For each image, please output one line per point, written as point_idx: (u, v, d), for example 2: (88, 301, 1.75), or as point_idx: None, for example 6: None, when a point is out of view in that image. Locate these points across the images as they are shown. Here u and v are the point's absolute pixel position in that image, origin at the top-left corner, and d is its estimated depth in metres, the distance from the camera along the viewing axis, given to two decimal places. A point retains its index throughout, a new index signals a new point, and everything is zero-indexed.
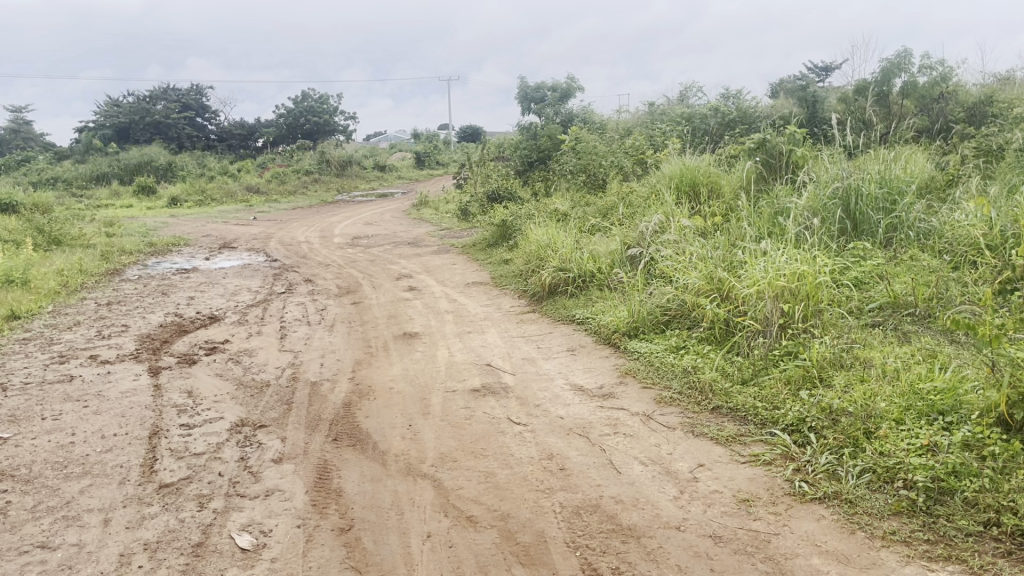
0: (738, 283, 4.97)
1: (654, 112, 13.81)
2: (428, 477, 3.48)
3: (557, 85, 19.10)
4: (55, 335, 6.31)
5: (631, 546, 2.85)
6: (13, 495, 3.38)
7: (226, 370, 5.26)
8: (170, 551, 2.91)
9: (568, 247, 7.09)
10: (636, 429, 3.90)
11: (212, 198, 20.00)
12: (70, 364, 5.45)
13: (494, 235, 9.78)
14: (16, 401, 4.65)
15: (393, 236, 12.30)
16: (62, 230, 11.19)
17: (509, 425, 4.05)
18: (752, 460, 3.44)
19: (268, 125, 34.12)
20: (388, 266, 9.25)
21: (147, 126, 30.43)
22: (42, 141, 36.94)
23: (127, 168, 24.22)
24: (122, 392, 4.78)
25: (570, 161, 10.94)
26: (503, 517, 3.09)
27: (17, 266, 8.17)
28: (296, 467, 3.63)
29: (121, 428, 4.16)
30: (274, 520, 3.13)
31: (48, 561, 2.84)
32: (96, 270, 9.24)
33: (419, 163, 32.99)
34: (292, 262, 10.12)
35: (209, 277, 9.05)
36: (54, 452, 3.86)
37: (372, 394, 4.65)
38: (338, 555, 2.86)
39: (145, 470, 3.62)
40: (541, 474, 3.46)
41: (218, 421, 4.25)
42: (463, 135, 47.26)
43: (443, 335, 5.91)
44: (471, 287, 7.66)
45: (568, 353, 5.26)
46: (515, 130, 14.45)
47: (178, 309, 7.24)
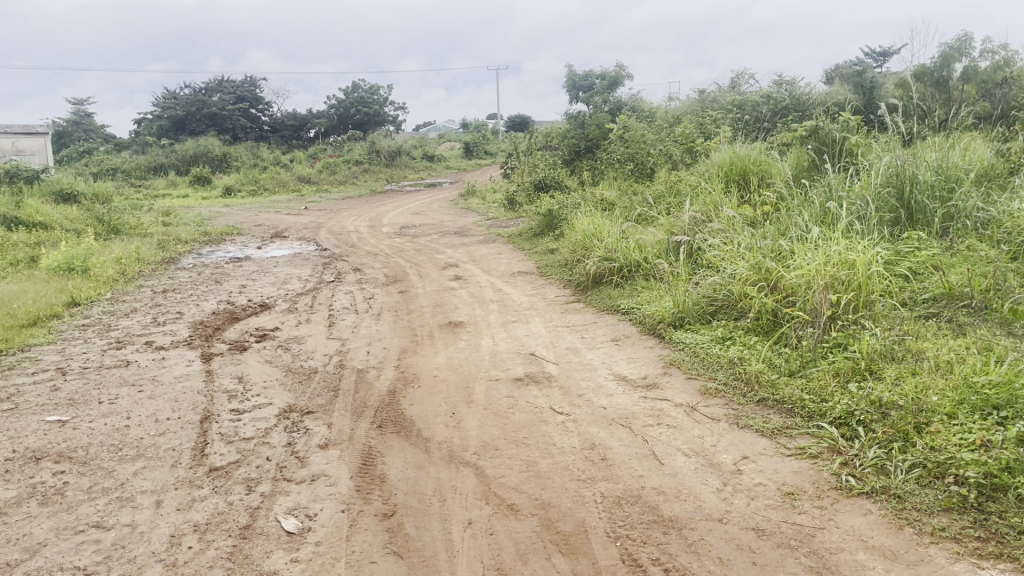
0: (786, 272, 4.90)
1: (704, 100, 13.62)
2: (471, 464, 3.51)
3: (606, 73, 18.99)
4: (113, 321, 6.51)
5: (671, 537, 2.83)
6: (70, 476, 3.50)
7: (276, 357, 5.36)
8: (219, 532, 2.98)
9: (614, 236, 7.04)
10: (680, 420, 3.87)
11: (265, 188, 20.37)
12: (127, 349, 5.61)
13: (541, 225, 9.74)
14: (75, 385, 4.81)
15: (441, 225, 12.39)
16: (121, 219, 11.53)
17: (552, 414, 4.05)
18: (798, 453, 3.39)
19: (319, 116, 34.62)
20: (435, 256, 9.31)
21: (203, 117, 31.12)
22: (104, 134, 37.99)
23: (184, 159, 24.80)
24: (174, 377, 4.91)
25: (618, 150, 10.82)
26: (544, 506, 3.10)
27: (78, 254, 8.44)
28: (342, 453, 3.69)
29: (174, 412, 4.28)
30: (319, 504, 3.19)
31: (102, 540, 2.93)
32: (154, 258, 9.51)
33: (468, 152, 33.10)
34: (342, 251, 10.27)
35: (261, 266, 9.22)
36: (110, 435, 3.98)
37: (416, 382, 4.70)
38: (380, 540, 2.90)
39: (196, 454, 3.71)
40: (583, 463, 3.46)
41: (267, 407, 4.34)
42: (514, 125, 47.26)
43: (487, 324, 5.94)
44: (516, 277, 7.68)
45: (612, 344, 5.24)
46: (564, 119, 14.38)
47: (231, 297, 7.41)
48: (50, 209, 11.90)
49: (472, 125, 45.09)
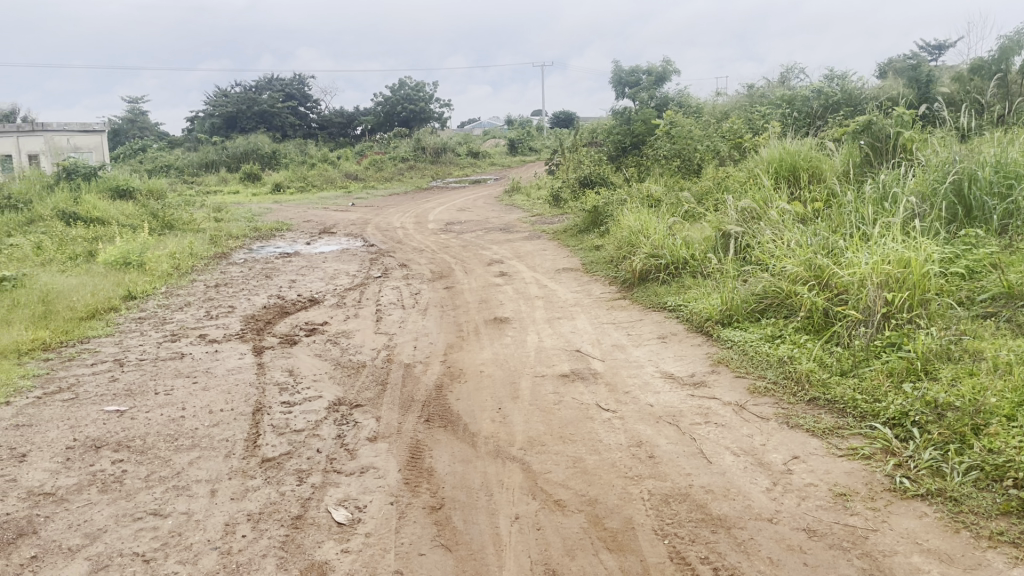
0: (839, 270, 4.82)
1: (753, 95, 13.43)
2: (517, 460, 3.53)
3: (652, 68, 18.86)
4: (168, 314, 6.68)
5: (721, 536, 2.81)
6: (129, 465, 3.60)
7: (325, 351, 5.45)
8: (272, 522, 3.04)
9: (661, 233, 6.99)
10: (728, 419, 3.83)
11: (313, 185, 20.66)
12: (182, 342, 5.75)
13: (586, 221, 9.71)
14: (133, 376, 4.95)
15: (485, 222, 12.44)
16: (175, 215, 11.80)
17: (598, 411, 4.04)
18: (850, 454, 3.34)
19: (366, 114, 34.98)
20: (480, 252, 9.35)
21: (253, 115, 31.66)
22: (158, 132, 38.88)
23: (234, 156, 25.28)
24: (227, 370, 5.02)
25: (664, 146, 10.72)
26: (591, 502, 3.10)
27: (134, 250, 8.66)
28: (390, 446, 3.74)
29: (227, 404, 4.38)
30: (368, 496, 3.23)
31: (160, 527, 3.01)
32: (206, 253, 9.71)
33: (513, 149, 33.11)
34: (388, 247, 10.37)
35: (310, 261, 9.35)
36: (166, 425, 4.09)
37: (463, 377, 4.73)
38: (429, 533, 2.93)
39: (249, 445, 3.79)
40: (630, 461, 3.45)
41: (317, 400, 4.41)
42: (558, 122, 47.14)
43: (533, 320, 5.95)
44: (561, 273, 7.67)
45: (659, 341, 5.21)
46: (610, 116, 14.31)
47: (281, 292, 7.54)
48: (108, 205, 12.23)
49: (517, 122, 45.11)
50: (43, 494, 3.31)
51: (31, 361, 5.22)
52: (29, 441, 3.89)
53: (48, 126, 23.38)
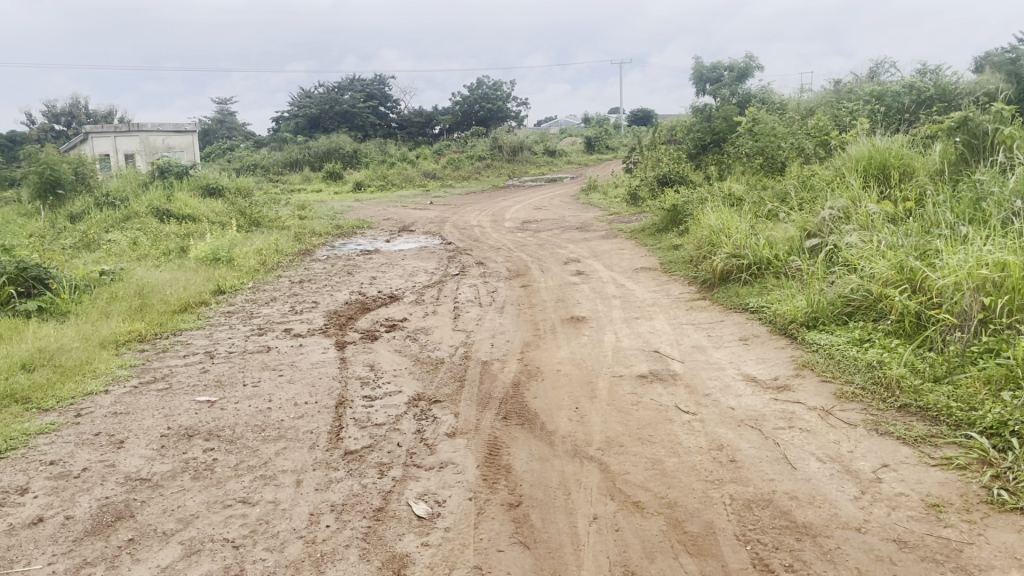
0: (932, 273, 4.64)
1: (840, 91, 13.03)
2: (595, 459, 3.51)
3: (735, 64, 18.51)
4: (255, 309, 6.90)
5: (805, 544, 2.74)
6: (219, 453, 3.74)
7: (405, 347, 5.54)
8: (354, 513, 3.11)
9: (743, 233, 6.85)
10: (813, 424, 3.73)
11: (393, 183, 21.00)
12: (268, 336, 5.93)
13: (664, 220, 9.58)
14: (222, 368, 5.13)
15: (562, 220, 12.43)
16: (262, 213, 12.18)
17: (677, 413, 3.99)
18: (944, 464, 3.21)
19: (444, 113, 35.37)
20: (557, 250, 9.34)
21: (336, 115, 32.38)
22: (246, 131, 40.19)
23: (317, 155, 25.92)
24: (311, 363, 5.15)
25: (747, 143, 10.49)
26: (670, 505, 3.06)
27: (223, 246, 8.98)
28: (468, 442, 3.77)
29: (311, 396, 4.50)
30: (447, 491, 3.27)
31: (248, 515, 3.11)
32: (291, 250, 9.99)
33: (590, 147, 32.93)
34: (466, 244, 10.48)
35: (389, 259, 9.52)
36: (254, 416, 4.22)
37: (540, 376, 4.74)
38: (507, 530, 2.94)
39: (332, 437, 3.89)
40: (711, 464, 3.39)
41: (397, 395, 4.49)
42: (636, 119, 46.72)
43: (610, 320, 5.91)
44: (639, 272, 7.60)
45: (740, 343, 5.10)
46: (690, 112, 14.09)
47: (362, 288, 7.70)
48: (199, 202, 12.70)
49: (594, 120, 44.89)
50: (139, 480, 3.46)
51: (128, 352, 5.47)
52: (127, 428, 4.08)
53: (143, 127, 24.46)
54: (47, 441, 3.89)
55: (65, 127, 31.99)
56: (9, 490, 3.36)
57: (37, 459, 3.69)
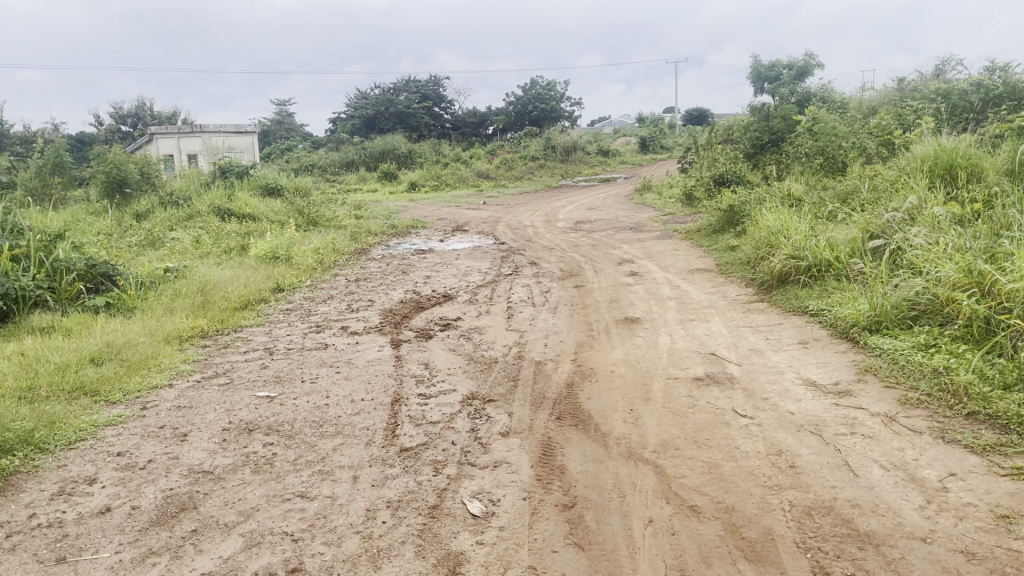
0: (1003, 277, 4.49)
1: (903, 89, 12.70)
2: (651, 462, 3.48)
3: (794, 63, 18.17)
4: (312, 307, 7.02)
5: (869, 553, 2.67)
6: (278, 448, 3.81)
7: (459, 346, 5.57)
8: (410, 510, 3.14)
9: (802, 234, 6.72)
10: (876, 430, 3.64)
11: (446, 184, 21.15)
12: (326, 333, 6.03)
13: (721, 220, 9.45)
14: (281, 364, 5.23)
15: (616, 221, 12.36)
16: (319, 212, 12.39)
17: (735, 417, 3.93)
18: (1014, 474, 3.09)
19: (498, 113, 35.48)
20: (611, 251, 9.30)
21: (391, 116, 32.75)
22: (303, 133, 40.91)
23: (373, 156, 26.26)
24: (367, 361, 5.22)
25: (806, 143, 10.29)
26: (727, 510, 3.02)
27: (282, 245, 9.15)
28: (522, 442, 3.77)
29: (368, 394, 4.55)
30: (502, 490, 3.28)
31: (307, 509, 3.17)
32: (347, 249, 10.13)
33: (644, 146, 32.67)
34: (519, 245, 10.49)
35: (443, 258, 9.58)
36: (312, 412, 4.30)
37: (594, 376, 4.72)
38: (562, 531, 2.94)
39: (388, 434, 3.93)
40: (769, 469, 3.34)
41: (451, 393, 4.52)
42: (691, 118, 46.20)
43: (665, 321, 5.86)
44: (695, 274, 7.52)
45: (800, 346, 5.01)
46: (747, 111, 13.87)
47: (416, 287, 7.77)
48: (259, 202, 12.97)
49: (649, 119, 44.53)
50: (202, 472, 3.55)
51: (191, 347, 5.61)
52: (190, 422, 4.18)
53: (205, 128, 25.10)
54: (115, 433, 4.02)
55: (131, 128, 32.99)
56: (79, 480, 3.48)
57: (105, 449, 3.81)
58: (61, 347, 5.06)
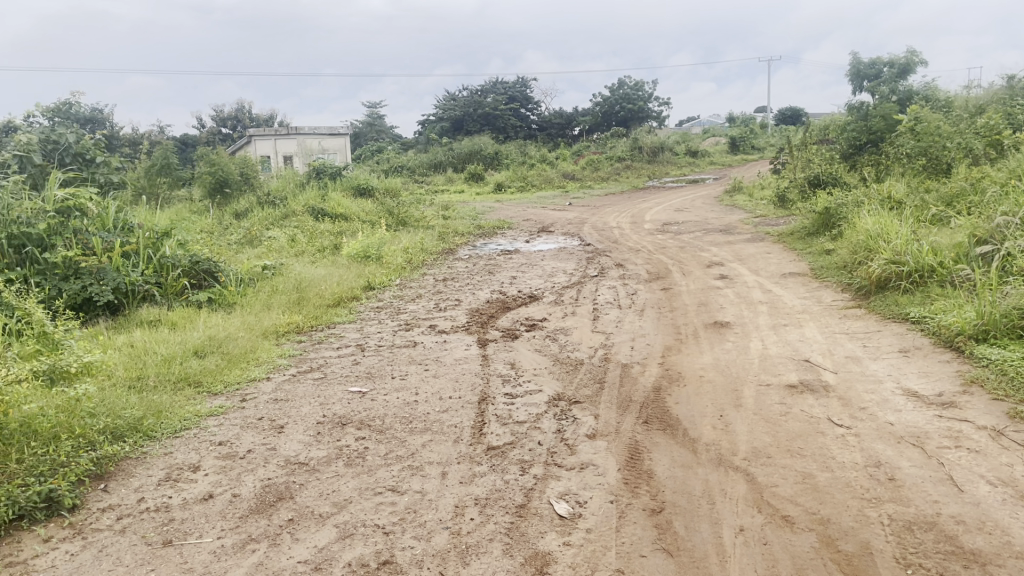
0: None
1: (1014, 87, 12.08)
2: (741, 470, 3.41)
3: (895, 60, 17.49)
4: (401, 305, 7.16)
5: (974, 572, 2.56)
6: (369, 442, 3.91)
7: (545, 346, 5.58)
8: (497, 508, 3.17)
9: (903, 238, 6.46)
10: (983, 445, 3.47)
11: (532, 184, 21.22)
12: (414, 331, 6.15)
13: (815, 223, 9.17)
14: (372, 361, 5.36)
15: (705, 223, 12.15)
16: (408, 213, 12.62)
17: (830, 426, 3.82)
18: None
19: (585, 114, 35.37)
20: (699, 254, 9.15)
21: (479, 117, 33.09)
22: (393, 134, 41.77)
23: (460, 157, 26.58)
24: (455, 359, 5.29)
25: (908, 143, 9.88)
26: (822, 521, 2.94)
27: (373, 245, 9.37)
28: (609, 445, 3.75)
29: (456, 391, 4.62)
30: (589, 493, 3.27)
31: (397, 503, 3.24)
32: (435, 249, 10.29)
33: (734, 147, 31.99)
34: (606, 246, 10.43)
35: (529, 259, 9.62)
36: (402, 408, 4.39)
37: (682, 381, 4.65)
38: (650, 535, 2.91)
39: (475, 432, 3.97)
40: (867, 481, 3.22)
41: (538, 394, 4.54)
42: (783, 118, 44.99)
43: (757, 326, 5.73)
44: (787, 278, 7.32)
45: (900, 355, 4.82)
46: (844, 111, 13.43)
47: (502, 287, 7.84)
48: (350, 202, 13.31)
49: (740, 119, 43.60)
50: (298, 463, 3.67)
51: (287, 342, 5.81)
52: (287, 414, 4.34)
53: (300, 130, 25.92)
54: (217, 423, 4.20)
55: (230, 131, 34.33)
56: (184, 467, 3.65)
57: (208, 438, 3.99)
58: (168, 340, 5.32)
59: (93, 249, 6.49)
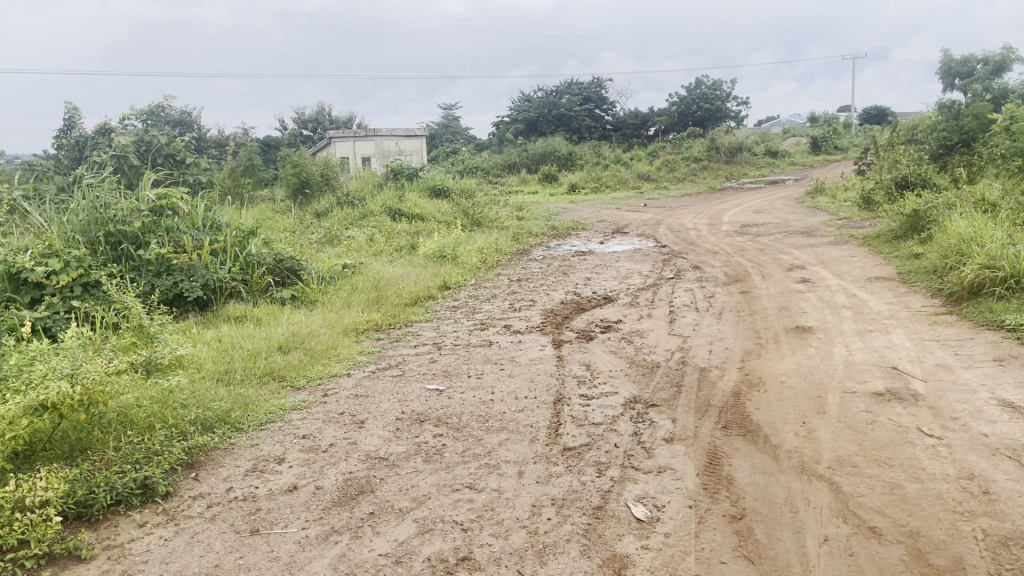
0: None
1: None
2: (825, 478, 3.33)
3: (989, 56, 16.78)
4: (477, 305, 7.22)
5: None
6: (447, 439, 3.96)
7: (620, 349, 5.55)
8: (574, 509, 3.17)
9: (999, 242, 6.19)
10: None
11: (607, 185, 21.12)
12: (490, 331, 6.20)
13: (903, 226, 8.85)
14: (448, 359, 5.43)
15: (785, 224, 11.87)
16: (483, 213, 12.71)
17: (919, 436, 3.69)
18: None
19: (660, 114, 34.99)
20: (779, 256, 8.95)
21: (553, 119, 33.11)
22: (467, 136, 42.10)
23: (534, 157, 26.60)
24: (530, 360, 5.31)
25: (1003, 143, 9.47)
26: (912, 534, 2.84)
27: (448, 245, 9.48)
28: (688, 449, 3.71)
29: (531, 392, 4.63)
30: (667, 497, 3.24)
31: (475, 500, 3.27)
32: (509, 249, 10.33)
33: (815, 147, 31.17)
34: (682, 248, 10.30)
35: (604, 260, 9.57)
36: (478, 406, 4.43)
37: (763, 386, 4.56)
38: (730, 542, 2.87)
39: (551, 433, 3.98)
40: (960, 494, 3.10)
41: (614, 396, 4.51)
42: (868, 117, 43.61)
43: (840, 332, 5.56)
44: (873, 282, 7.09)
45: (995, 364, 4.61)
46: (934, 110, 12.95)
47: (577, 288, 7.82)
48: (427, 203, 13.48)
49: (821, 119, 42.49)
50: (378, 458, 3.75)
51: (366, 340, 5.93)
52: (367, 410, 4.43)
53: (378, 132, 26.39)
54: (300, 417, 4.32)
55: (311, 133, 35.17)
56: (270, 459, 3.76)
57: (292, 432, 4.10)
58: (253, 335, 5.49)
59: (184, 247, 6.75)
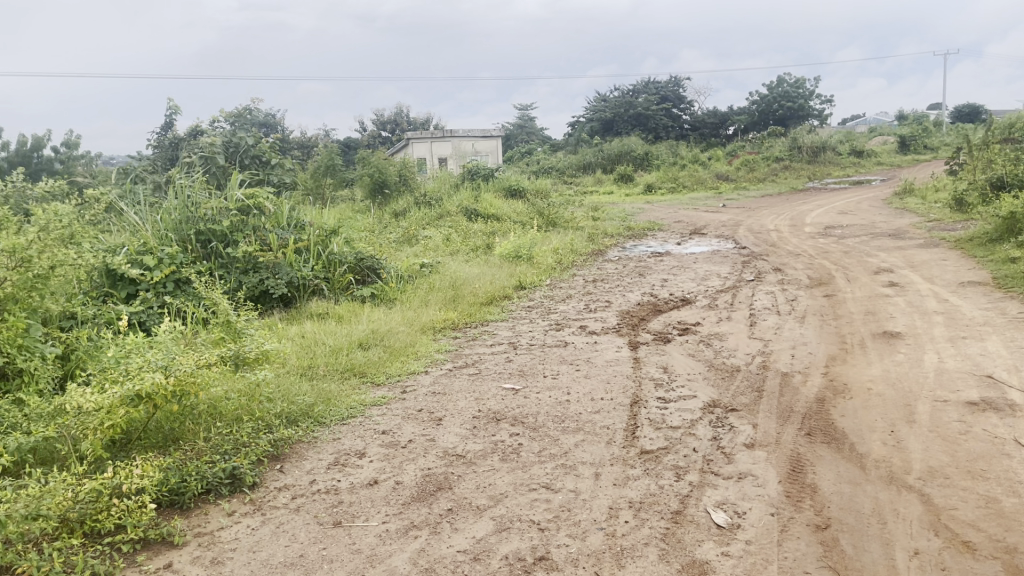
0: None
1: None
2: (915, 490, 3.21)
3: None
4: (552, 305, 7.22)
5: None
6: (523, 438, 3.97)
7: (699, 351, 5.46)
8: (652, 513, 3.14)
9: None
10: None
11: (684, 185, 20.84)
12: (566, 331, 6.19)
13: (999, 228, 8.44)
14: (524, 359, 5.44)
15: (872, 226, 11.49)
16: (558, 213, 12.71)
17: (1018, 448, 3.52)
18: None
19: (740, 113, 34.34)
20: (865, 259, 8.66)
21: (630, 119, 32.87)
22: (542, 137, 42.07)
23: (610, 157, 26.45)
24: (606, 361, 5.28)
25: None
26: (1009, 551, 2.71)
27: (524, 244, 9.51)
28: (769, 456, 3.63)
29: (608, 393, 4.61)
30: (748, 503, 3.18)
31: (552, 501, 3.27)
32: (585, 250, 10.30)
33: (903, 146, 30.08)
34: (762, 250, 10.08)
35: (681, 262, 9.45)
36: (555, 406, 4.43)
37: (848, 393, 4.42)
38: (815, 552, 2.79)
39: (629, 435, 3.95)
40: None
41: (692, 399, 4.45)
42: (961, 115, 41.85)
43: (931, 338, 5.35)
44: (966, 287, 6.80)
45: None
46: None
47: (654, 290, 7.74)
48: (502, 203, 13.56)
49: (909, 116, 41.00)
50: (456, 455, 3.79)
51: (443, 338, 6.00)
52: (444, 407, 4.48)
53: (455, 133, 26.68)
54: (380, 412, 4.40)
55: (389, 134, 35.82)
56: (351, 453, 3.85)
57: (372, 427, 4.18)
58: (335, 332, 5.62)
59: (270, 245, 6.96)
